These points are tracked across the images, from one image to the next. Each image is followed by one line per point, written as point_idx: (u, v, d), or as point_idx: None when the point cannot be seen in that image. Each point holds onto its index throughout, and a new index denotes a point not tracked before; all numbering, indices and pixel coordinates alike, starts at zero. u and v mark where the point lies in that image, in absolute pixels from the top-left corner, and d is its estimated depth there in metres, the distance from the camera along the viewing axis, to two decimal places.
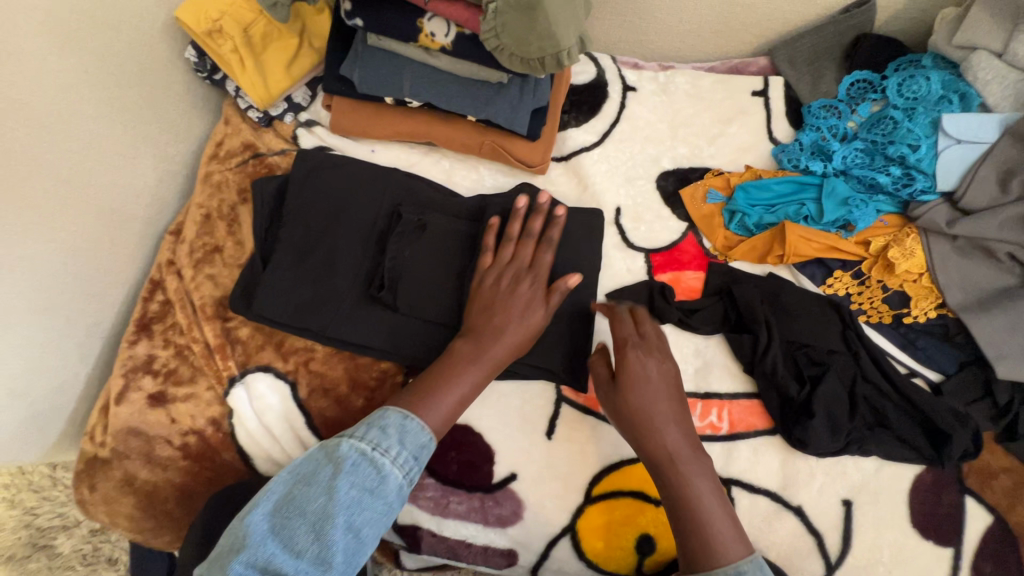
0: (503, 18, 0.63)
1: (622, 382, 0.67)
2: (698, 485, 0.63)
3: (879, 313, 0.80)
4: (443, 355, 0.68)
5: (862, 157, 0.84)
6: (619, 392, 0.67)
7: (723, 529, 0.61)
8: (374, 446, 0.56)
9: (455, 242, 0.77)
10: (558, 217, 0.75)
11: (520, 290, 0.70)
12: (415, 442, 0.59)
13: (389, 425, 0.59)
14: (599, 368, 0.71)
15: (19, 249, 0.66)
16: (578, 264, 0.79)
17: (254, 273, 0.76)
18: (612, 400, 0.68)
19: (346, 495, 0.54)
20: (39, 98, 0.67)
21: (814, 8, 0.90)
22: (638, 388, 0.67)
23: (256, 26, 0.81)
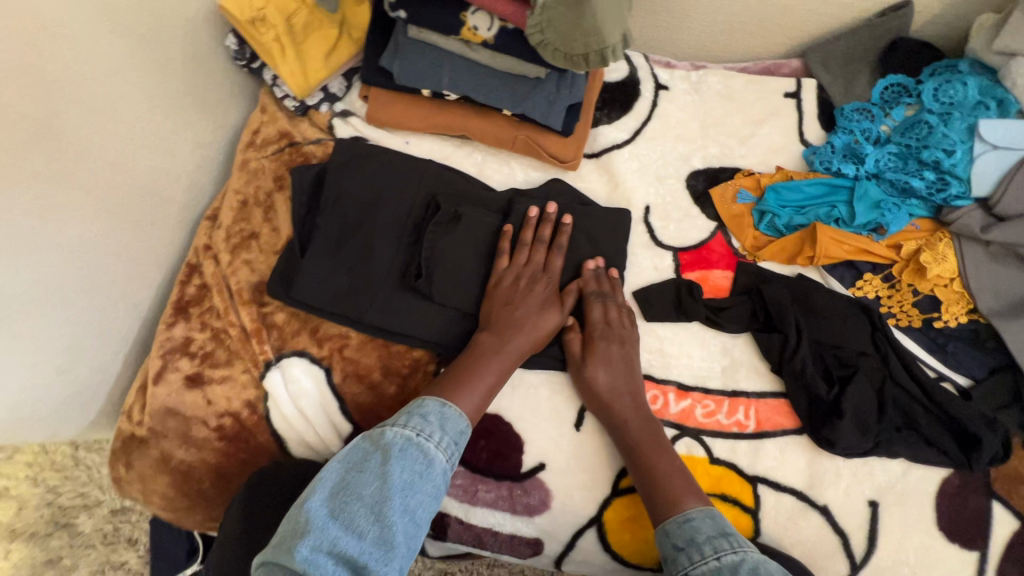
0: (549, 14, 0.64)
1: (587, 361, 0.73)
2: (653, 451, 0.69)
3: (908, 316, 0.80)
4: (466, 350, 0.71)
5: (895, 161, 0.84)
6: (586, 370, 0.73)
7: (678, 488, 0.66)
8: (418, 432, 0.61)
9: (488, 234, 0.78)
10: (568, 224, 0.77)
11: (535, 291, 0.74)
12: (455, 428, 0.64)
13: (429, 413, 0.64)
14: (570, 343, 0.76)
15: (67, 228, 0.68)
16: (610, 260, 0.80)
17: (292, 260, 0.77)
18: (580, 376, 0.74)
19: (400, 478, 0.57)
20: (91, 80, 0.69)
21: (850, 11, 0.90)
22: (599, 367, 0.73)
23: (298, 16, 0.82)
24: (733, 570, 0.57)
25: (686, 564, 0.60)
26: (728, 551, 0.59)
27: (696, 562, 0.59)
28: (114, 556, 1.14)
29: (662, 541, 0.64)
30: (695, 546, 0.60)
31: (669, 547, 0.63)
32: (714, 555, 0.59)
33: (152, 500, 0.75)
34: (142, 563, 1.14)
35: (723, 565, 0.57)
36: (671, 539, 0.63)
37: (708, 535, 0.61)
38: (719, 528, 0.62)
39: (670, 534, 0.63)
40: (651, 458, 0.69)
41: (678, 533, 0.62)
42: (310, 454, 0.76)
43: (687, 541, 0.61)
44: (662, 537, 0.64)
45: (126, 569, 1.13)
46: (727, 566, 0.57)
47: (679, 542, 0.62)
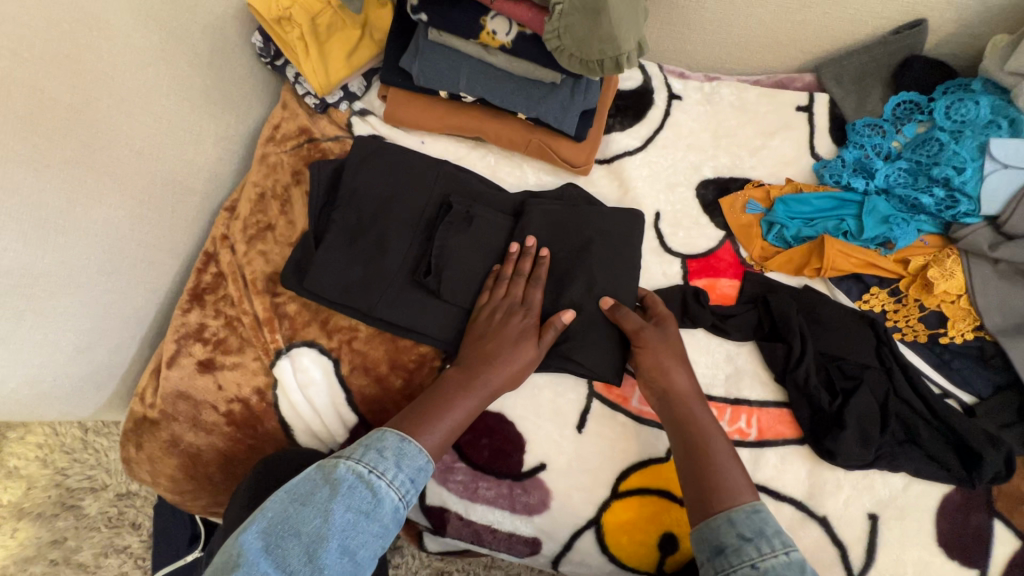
0: (567, 20, 0.65)
1: (667, 336, 0.73)
2: (715, 435, 0.68)
3: (914, 331, 0.81)
4: (435, 385, 0.69)
5: (905, 176, 0.84)
6: (665, 343, 0.72)
7: (736, 474, 0.65)
8: (371, 468, 0.56)
9: (488, 249, 0.78)
10: (546, 259, 0.76)
11: (511, 324, 0.71)
12: (413, 465, 0.59)
13: (386, 447, 0.58)
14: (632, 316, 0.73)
15: (93, 213, 0.70)
16: (623, 258, 0.78)
17: (306, 252, 0.78)
18: (652, 344, 0.72)
19: (342, 517, 0.53)
20: (123, 71, 0.71)
21: (864, 28, 0.91)
22: (673, 346, 0.73)
23: (323, 16, 0.85)
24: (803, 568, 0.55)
25: (754, 554, 0.56)
26: (796, 549, 0.57)
27: (766, 553, 0.56)
28: (117, 539, 1.15)
29: (722, 527, 0.60)
30: (765, 539, 0.57)
31: (732, 535, 0.59)
32: (784, 550, 0.56)
33: (160, 482, 0.77)
34: (144, 547, 1.15)
35: (794, 560, 0.55)
36: (736, 528, 0.59)
37: (775, 530, 0.58)
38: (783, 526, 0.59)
39: (735, 523, 0.59)
40: (710, 441, 0.67)
41: (745, 523, 0.59)
42: (315, 443, 0.77)
43: (756, 532, 0.58)
44: (724, 524, 0.60)
45: (128, 552, 1.15)
46: (797, 563, 0.55)
47: (745, 531, 0.58)
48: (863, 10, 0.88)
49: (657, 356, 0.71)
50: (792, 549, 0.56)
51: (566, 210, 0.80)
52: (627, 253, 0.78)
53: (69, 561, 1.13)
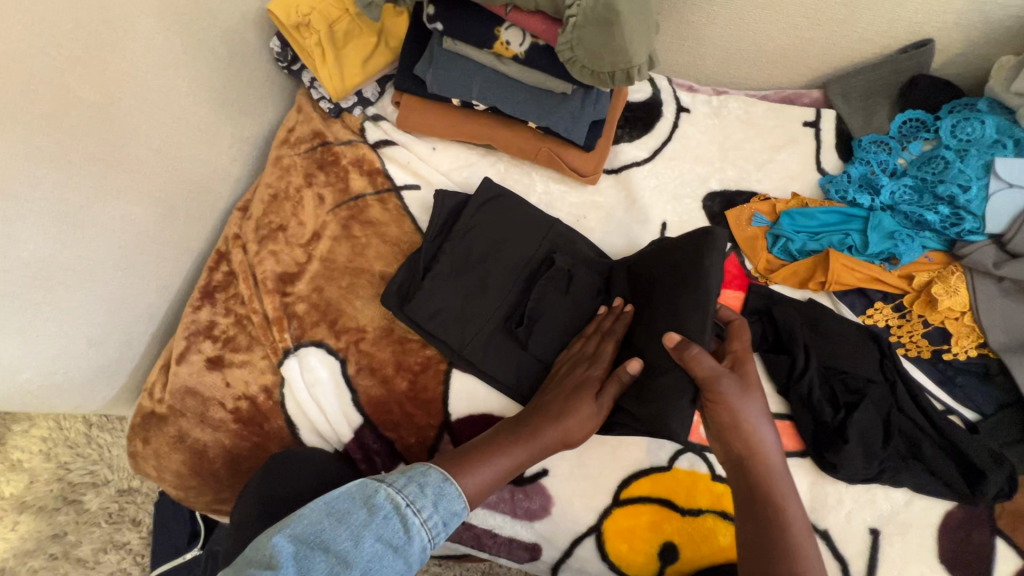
0: (580, 32, 0.67)
1: (749, 389, 0.63)
2: (795, 510, 0.59)
3: (917, 347, 0.81)
4: (493, 430, 0.67)
5: (910, 194, 0.85)
6: (745, 398, 0.62)
7: (814, 559, 0.56)
8: (409, 502, 0.55)
9: (591, 306, 0.79)
10: (631, 314, 0.74)
11: (574, 373, 0.71)
12: (449, 509, 0.57)
13: (428, 484, 0.57)
14: (705, 360, 0.62)
15: (111, 210, 0.71)
16: (684, 295, 0.68)
17: (412, 276, 0.80)
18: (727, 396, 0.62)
19: (371, 546, 0.52)
20: (147, 72, 0.73)
21: (871, 46, 0.92)
22: (753, 399, 0.62)
23: (340, 24, 0.86)
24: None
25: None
26: None
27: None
28: (117, 535, 1.15)
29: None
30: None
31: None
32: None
33: (165, 477, 0.78)
34: (143, 544, 1.16)
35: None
36: None
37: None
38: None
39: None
40: (789, 518, 0.58)
41: None
42: (320, 442, 0.78)
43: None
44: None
45: (128, 549, 1.15)
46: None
47: None
48: (870, 29, 0.90)
49: (735, 413, 0.62)
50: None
51: (659, 247, 0.75)
52: (698, 288, 0.67)
53: (68, 556, 1.14)
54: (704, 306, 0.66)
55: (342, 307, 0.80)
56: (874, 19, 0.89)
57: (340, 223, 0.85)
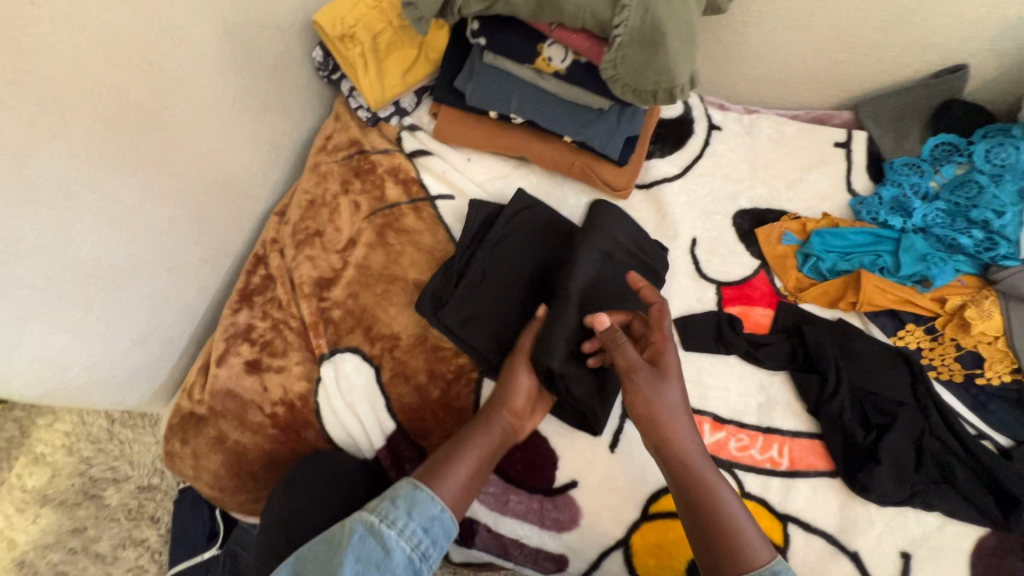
0: (624, 51, 0.68)
1: (665, 374, 0.66)
2: (722, 487, 0.63)
3: (950, 370, 0.81)
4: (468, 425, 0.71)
5: (943, 217, 0.86)
6: (664, 386, 0.66)
7: (750, 531, 0.60)
8: (382, 517, 0.58)
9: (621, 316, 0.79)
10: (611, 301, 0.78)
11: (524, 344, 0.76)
12: (424, 514, 0.60)
13: (399, 497, 0.60)
14: (626, 353, 0.67)
15: (159, 212, 0.73)
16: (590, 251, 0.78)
17: (446, 283, 0.81)
18: (650, 387, 0.65)
19: (352, 568, 0.54)
20: (199, 80, 0.75)
21: (905, 70, 0.93)
22: (672, 386, 0.66)
23: (384, 35, 0.87)
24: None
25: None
26: None
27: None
28: (135, 532, 1.16)
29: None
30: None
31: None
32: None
33: (201, 478, 0.79)
34: (161, 541, 1.16)
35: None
36: None
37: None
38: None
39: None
40: (719, 494, 0.62)
41: None
42: (354, 448, 0.79)
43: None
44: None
45: (145, 546, 1.16)
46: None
47: None
48: (903, 53, 0.91)
49: (653, 405, 0.65)
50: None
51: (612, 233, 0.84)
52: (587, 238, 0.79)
53: (87, 551, 1.14)
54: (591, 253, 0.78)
55: (377, 313, 0.81)
56: (909, 44, 0.90)
57: (375, 230, 0.86)
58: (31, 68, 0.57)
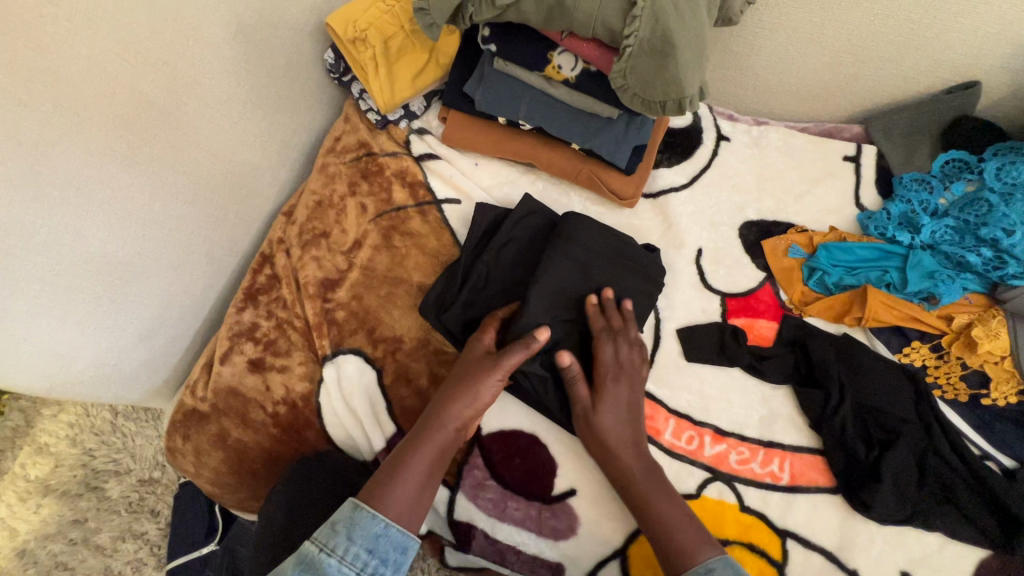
0: (634, 61, 0.68)
1: (599, 404, 0.72)
2: (668, 503, 0.68)
3: (955, 389, 0.81)
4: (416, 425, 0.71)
5: (951, 234, 0.85)
6: (602, 417, 0.71)
7: (691, 537, 0.66)
8: (321, 548, 0.59)
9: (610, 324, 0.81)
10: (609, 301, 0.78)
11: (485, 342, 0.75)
12: (366, 535, 0.61)
13: (339, 522, 0.61)
14: (577, 390, 0.73)
15: (169, 210, 0.73)
16: (567, 253, 0.79)
17: (449, 285, 0.81)
18: (588, 421, 0.72)
19: None
20: (211, 80, 0.75)
21: (917, 85, 0.93)
22: (609, 416, 0.72)
23: (395, 40, 0.86)
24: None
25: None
26: None
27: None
28: (135, 525, 1.17)
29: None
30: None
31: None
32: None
33: (202, 474, 0.80)
34: (160, 535, 1.17)
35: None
36: None
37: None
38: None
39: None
40: (664, 509, 0.68)
41: None
42: (354, 449, 0.79)
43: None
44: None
45: (145, 539, 1.16)
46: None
47: None
48: (916, 68, 0.91)
49: (595, 434, 0.71)
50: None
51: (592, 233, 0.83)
52: (560, 243, 0.80)
53: (87, 542, 1.15)
54: (568, 255, 0.79)
55: (380, 315, 0.81)
56: (922, 59, 0.89)
57: (381, 233, 0.87)
58: (50, 66, 0.59)
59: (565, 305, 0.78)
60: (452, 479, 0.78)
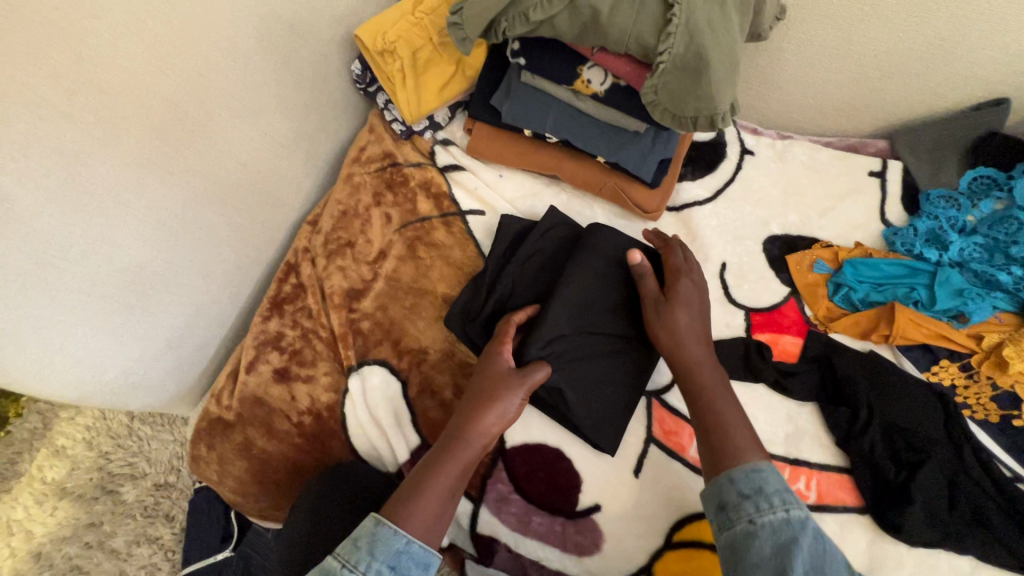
0: (666, 77, 0.67)
1: (669, 298, 0.76)
2: (724, 404, 0.69)
3: (985, 410, 0.80)
4: (438, 442, 0.69)
5: (981, 252, 0.85)
6: (670, 312, 0.75)
7: (742, 437, 0.66)
8: (343, 562, 0.57)
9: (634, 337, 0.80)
10: (642, 263, 0.79)
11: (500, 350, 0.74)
12: (388, 551, 0.59)
13: (361, 537, 0.60)
14: (648, 285, 0.78)
15: (199, 220, 0.74)
16: (586, 264, 0.79)
17: (475, 297, 0.81)
18: (658, 312, 0.75)
19: None
20: (243, 90, 0.75)
21: (944, 101, 0.93)
22: (679, 312, 0.75)
23: (424, 52, 0.87)
24: (803, 529, 0.57)
25: (752, 512, 0.59)
26: (798, 507, 0.59)
27: (764, 510, 0.59)
28: (150, 529, 1.17)
29: (724, 486, 0.63)
30: (763, 496, 0.60)
31: (731, 491, 0.62)
32: (783, 507, 0.59)
33: (226, 483, 0.80)
34: (175, 540, 1.17)
35: (807, 529, 0.58)
36: (735, 485, 0.62)
37: (776, 488, 0.60)
38: (785, 481, 0.62)
39: (735, 481, 0.62)
40: (717, 407, 0.69)
41: (745, 481, 0.62)
42: (378, 461, 0.79)
43: (755, 490, 0.61)
44: (725, 482, 0.62)
45: (159, 544, 1.16)
46: (797, 522, 0.58)
47: (744, 489, 0.61)
48: (944, 84, 0.90)
49: (662, 328, 0.75)
50: (791, 507, 0.58)
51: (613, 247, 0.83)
52: (580, 256, 0.80)
53: (102, 546, 1.15)
54: (587, 268, 0.79)
55: (405, 326, 0.82)
56: (951, 76, 0.89)
57: (405, 243, 0.87)
58: (91, 78, 0.59)
59: (586, 315, 0.78)
60: (474, 492, 0.78)
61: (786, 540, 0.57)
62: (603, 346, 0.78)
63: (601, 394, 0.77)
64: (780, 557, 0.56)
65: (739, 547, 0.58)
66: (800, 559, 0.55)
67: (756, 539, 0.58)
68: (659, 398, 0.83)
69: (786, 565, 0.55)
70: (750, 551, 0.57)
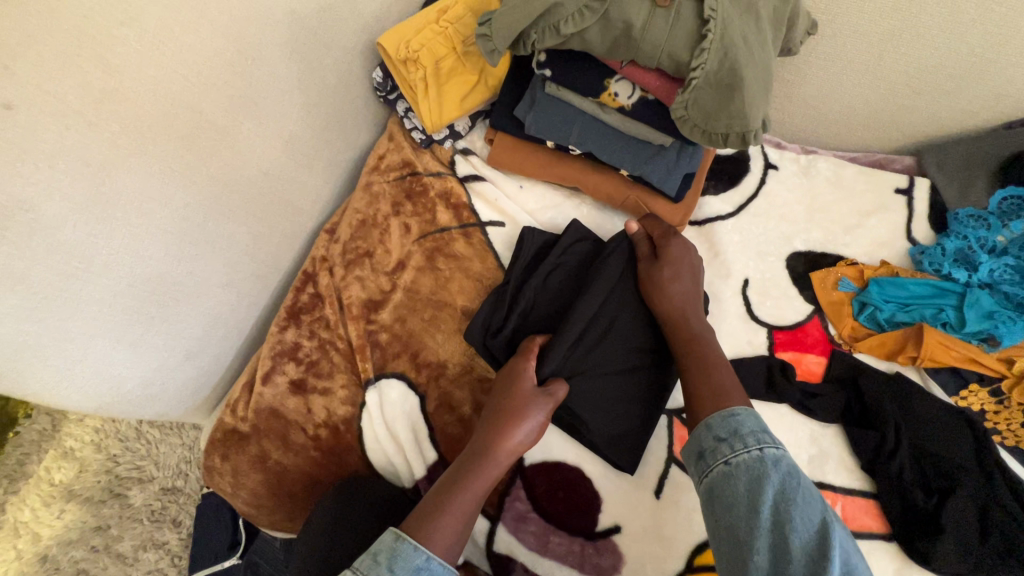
0: (698, 93, 0.66)
1: (659, 258, 0.78)
2: (709, 352, 0.71)
3: (1017, 436, 0.79)
4: (458, 457, 0.67)
5: (1012, 274, 0.83)
6: (659, 270, 0.77)
7: (729, 384, 0.67)
8: None
9: (655, 354, 0.79)
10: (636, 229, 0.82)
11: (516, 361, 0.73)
12: (408, 566, 0.56)
13: (381, 551, 0.57)
14: (641, 246, 0.81)
15: (222, 230, 0.73)
16: (605, 276, 0.78)
17: (495, 310, 0.79)
18: (649, 270, 0.78)
19: None
20: (267, 99, 0.75)
21: (974, 119, 0.92)
22: (667, 268, 0.77)
23: (447, 61, 0.85)
24: (775, 464, 0.57)
25: (727, 453, 0.60)
26: (772, 446, 0.59)
27: (738, 450, 0.59)
28: (157, 534, 1.16)
29: (702, 434, 0.64)
30: (737, 437, 0.61)
31: (708, 438, 0.63)
32: (757, 446, 0.59)
33: (240, 494, 0.78)
34: (181, 546, 1.16)
35: (781, 465, 0.58)
36: (712, 432, 0.63)
37: (751, 431, 0.61)
38: (762, 424, 0.62)
39: (711, 427, 0.63)
40: (703, 357, 0.71)
41: (721, 426, 0.62)
42: (394, 476, 0.77)
43: (729, 433, 0.61)
44: (703, 431, 0.64)
45: (166, 549, 1.15)
46: (769, 459, 0.58)
47: (720, 434, 0.62)
48: (975, 102, 0.89)
49: (657, 288, 0.76)
50: (764, 445, 0.59)
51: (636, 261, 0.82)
52: (599, 268, 0.79)
53: (109, 550, 1.14)
54: (608, 281, 0.78)
55: (424, 339, 0.80)
56: (982, 94, 0.88)
57: (425, 254, 0.86)
58: (118, 87, 0.58)
59: (605, 326, 0.77)
60: (492, 510, 0.76)
61: (758, 475, 0.57)
62: (624, 362, 0.77)
63: (621, 413, 0.76)
64: (751, 492, 0.56)
65: (716, 488, 0.59)
66: (770, 492, 0.56)
67: (731, 478, 0.58)
68: (680, 419, 0.81)
69: (757, 500, 0.56)
70: (725, 489, 0.58)
